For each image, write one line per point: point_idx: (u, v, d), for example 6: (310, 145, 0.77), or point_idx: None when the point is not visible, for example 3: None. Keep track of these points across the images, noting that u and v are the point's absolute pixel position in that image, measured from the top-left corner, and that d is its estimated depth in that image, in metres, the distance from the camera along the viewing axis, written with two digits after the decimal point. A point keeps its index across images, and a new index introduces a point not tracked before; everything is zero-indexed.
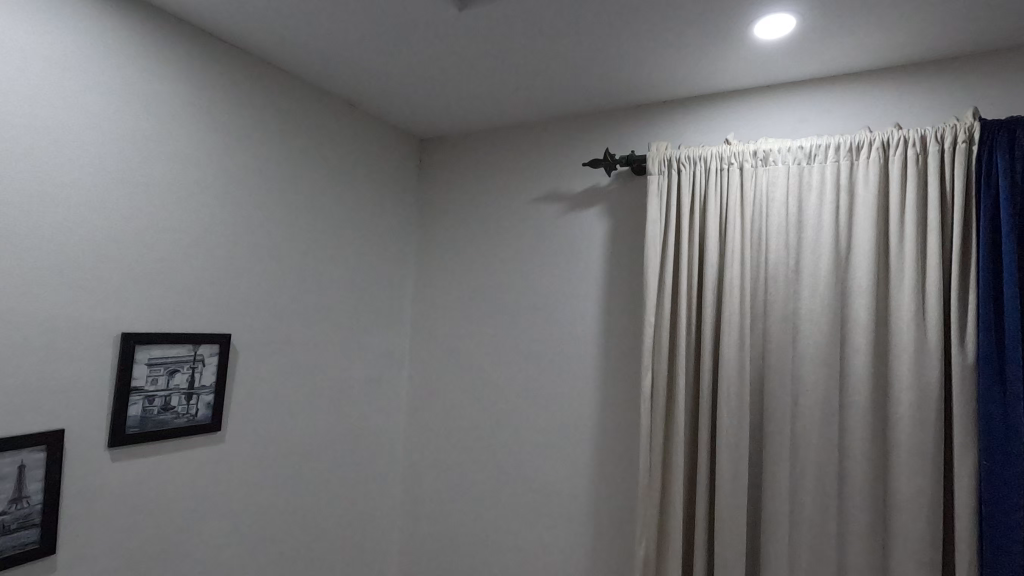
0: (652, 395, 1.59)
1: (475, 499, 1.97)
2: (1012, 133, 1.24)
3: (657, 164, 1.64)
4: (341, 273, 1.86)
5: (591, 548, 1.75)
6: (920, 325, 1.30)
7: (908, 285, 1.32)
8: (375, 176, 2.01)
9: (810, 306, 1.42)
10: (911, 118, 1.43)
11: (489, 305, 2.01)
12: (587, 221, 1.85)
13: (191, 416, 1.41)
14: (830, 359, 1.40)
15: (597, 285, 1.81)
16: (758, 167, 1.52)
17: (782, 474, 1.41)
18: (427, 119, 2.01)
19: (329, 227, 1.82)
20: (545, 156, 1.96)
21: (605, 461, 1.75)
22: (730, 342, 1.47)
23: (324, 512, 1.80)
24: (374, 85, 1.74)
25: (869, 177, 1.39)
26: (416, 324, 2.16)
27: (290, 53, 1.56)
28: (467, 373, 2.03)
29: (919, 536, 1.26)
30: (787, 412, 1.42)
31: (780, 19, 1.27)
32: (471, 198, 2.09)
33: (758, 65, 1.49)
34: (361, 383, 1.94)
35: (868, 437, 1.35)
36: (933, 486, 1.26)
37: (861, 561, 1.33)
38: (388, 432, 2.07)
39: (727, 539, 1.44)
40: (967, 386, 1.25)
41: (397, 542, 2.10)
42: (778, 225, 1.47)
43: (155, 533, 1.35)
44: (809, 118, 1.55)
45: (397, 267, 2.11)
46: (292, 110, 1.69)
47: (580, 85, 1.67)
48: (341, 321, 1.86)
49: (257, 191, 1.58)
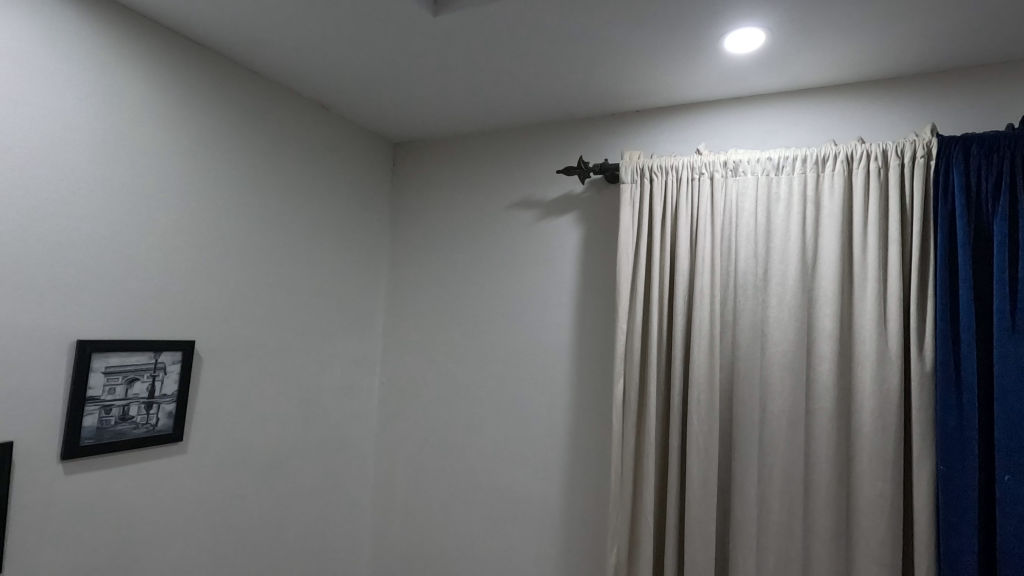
0: (623, 403, 1.60)
1: (447, 507, 1.94)
2: (967, 149, 1.29)
3: (630, 172, 1.66)
4: (312, 278, 1.83)
5: (564, 556, 1.75)
6: (883, 334, 1.33)
7: (871, 295, 1.35)
8: (347, 180, 1.98)
9: (778, 314, 1.44)
10: (874, 132, 1.47)
11: (462, 312, 2.00)
12: (561, 228, 1.85)
13: (151, 426, 1.37)
14: (796, 366, 1.42)
15: (570, 292, 1.82)
16: (728, 177, 1.54)
17: (750, 481, 1.43)
18: (401, 123, 1.99)
19: (299, 231, 1.78)
20: (519, 162, 1.95)
21: (577, 468, 1.75)
22: (700, 350, 1.49)
23: (291, 522, 1.76)
24: (347, 88, 1.72)
25: (834, 189, 1.42)
26: (388, 330, 2.14)
27: (259, 53, 1.53)
28: (440, 380, 2.01)
29: (880, 540, 1.29)
30: (756, 419, 1.44)
31: (749, 33, 1.30)
32: (445, 203, 2.07)
33: (728, 77, 1.51)
34: (331, 390, 1.91)
35: (833, 444, 1.37)
36: (894, 491, 1.29)
37: (826, 565, 1.36)
38: (359, 440, 2.03)
39: (696, 547, 1.45)
40: (926, 393, 1.28)
41: (367, 551, 2.07)
42: (747, 234, 1.50)
43: (111, 547, 1.30)
44: (777, 130, 1.58)
45: (369, 272, 2.09)
46: (262, 112, 1.66)
47: (554, 92, 1.67)
48: (310, 327, 1.83)
49: (224, 195, 1.54)
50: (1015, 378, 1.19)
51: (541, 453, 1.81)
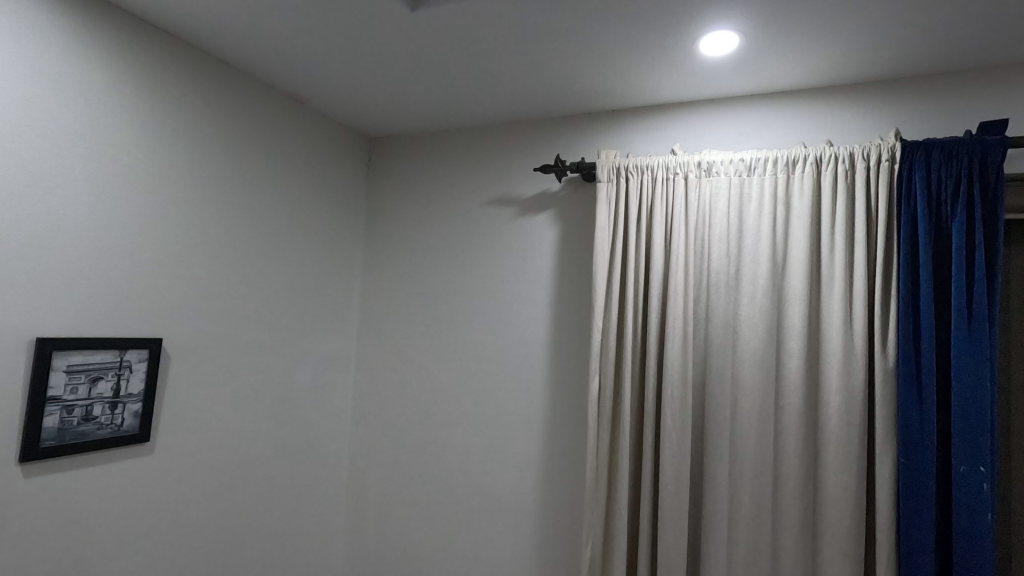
0: (598, 400, 1.61)
1: (422, 504, 1.94)
2: (929, 153, 1.34)
3: (606, 171, 1.67)
4: (284, 274, 1.80)
5: (539, 553, 1.76)
6: (848, 331, 1.38)
7: (838, 293, 1.39)
8: (322, 175, 1.95)
9: (749, 312, 1.47)
10: (841, 135, 1.52)
11: (438, 309, 1.99)
12: (537, 226, 1.86)
13: (115, 426, 1.33)
14: (766, 363, 1.45)
15: (547, 290, 1.82)
16: (701, 177, 1.57)
17: (721, 475, 1.46)
18: (376, 118, 1.96)
19: (272, 227, 1.75)
20: (496, 159, 1.95)
21: (552, 464, 1.77)
22: (673, 348, 1.51)
23: (262, 522, 1.73)
24: (321, 82, 1.69)
25: (803, 190, 1.46)
26: (363, 328, 2.11)
27: (230, 44, 1.49)
28: (415, 377, 2.00)
29: (844, 530, 1.33)
30: (727, 414, 1.47)
31: (723, 36, 1.32)
32: (421, 200, 2.06)
33: (703, 79, 1.53)
34: (304, 388, 1.88)
35: (801, 439, 1.41)
36: (858, 482, 1.34)
37: (792, 556, 1.40)
38: (333, 439, 2.01)
39: (669, 541, 1.47)
40: (889, 389, 1.33)
41: (340, 550, 2.04)
42: (720, 234, 1.53)
43: (74, 551, 1.26)
44: (749, 132, 1.61)
45: (343, 269, 2.06)
46: (234, 105, 1.62)
47: (531, 90, 1.67)
48: (283, 325, 1.79)
49: (192, 188, 1.50)
50: (972, 373, 1.24)
51: (517, 451, 1.81)
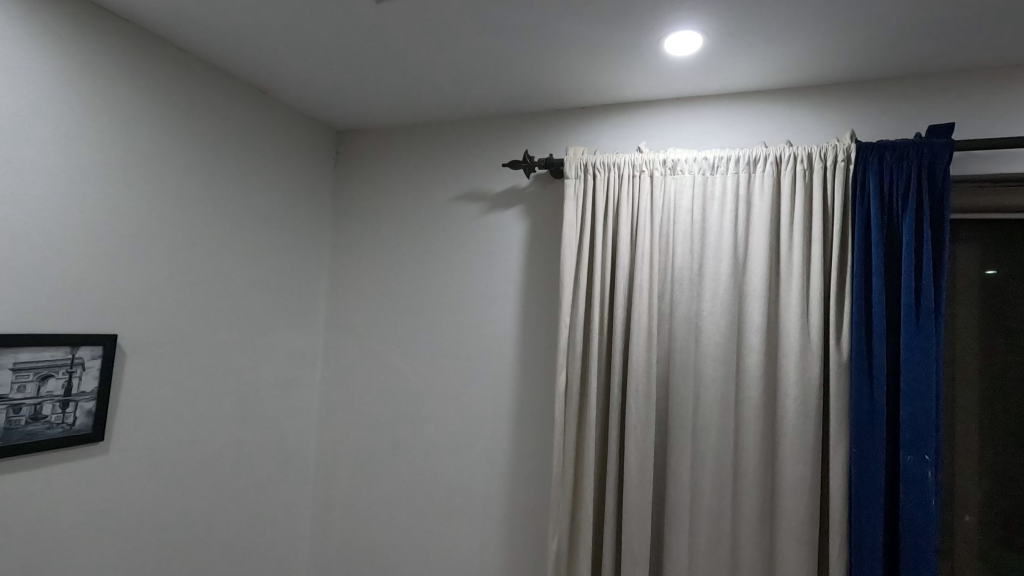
0: (565, 396, 1.63)
1: (390, 500, 1.93)
2: (882, 154, 1.39)
3: (574, 168, 1.68)
4: (248, 269, 1.76)
5: (506, 548, 1.77)
6: (805, 326, 1.42)
7: (795, 289, 1.43)
8: (287, 168, 1.91)
9: (711, 308, 1.51)
10: (800, 136, 1.56)
11: (407, 304, 1.97)
12: (506, 222, 1.86)
13: (67, 425, 1.28)
14: (728, 358, 1.49)
15: (515, 286, 1.83)
16: (666, 175, 1.59)
17: (684, 467, 1.49)
18: (343, 110, 1.93)
19: (235, 220, 1.71)
20: (465, 154, 1.94)
21: (520, 458, 1.78)
22: (638, 343, 1.54)
23: (225, 520, 1.70)
24: (285, 73, 1.66)
25: (764, 189, 1.49)
26: (330, 324, 2.08)
27: (189, 31, 1.44)
28: (383, 373, 1.98)
29: (800, 519, 1.38)
30: (690, 407, 1.51)
31: (687, 37, 1.34)
32: (389, 194, 2.04)
33: (668, 78, 1.56)
34: (268, 385, 1.85)
35: (760, 431, 1.45)
36: (813, 472, 1.38)
37: (751, 544, 1.44)
38: (299, 436, 1.98)
39: (633, 533, 1.50)
40: (843, 382, 1.38)
41: (307, 547, 2.02)
42: (684, 230, 1.55)
43: (24, 556, 1.21)
44: (713, 131, 1.64)
45: (310, 264, 2.03)
46: (194, 95, 1.58)
47: (500, 86, 1.67)
48: (245, 320, 1.76)
49: (149, 179, 1.46)
50: (919, 367, 1.30)
51: (485, 446, 1.82)
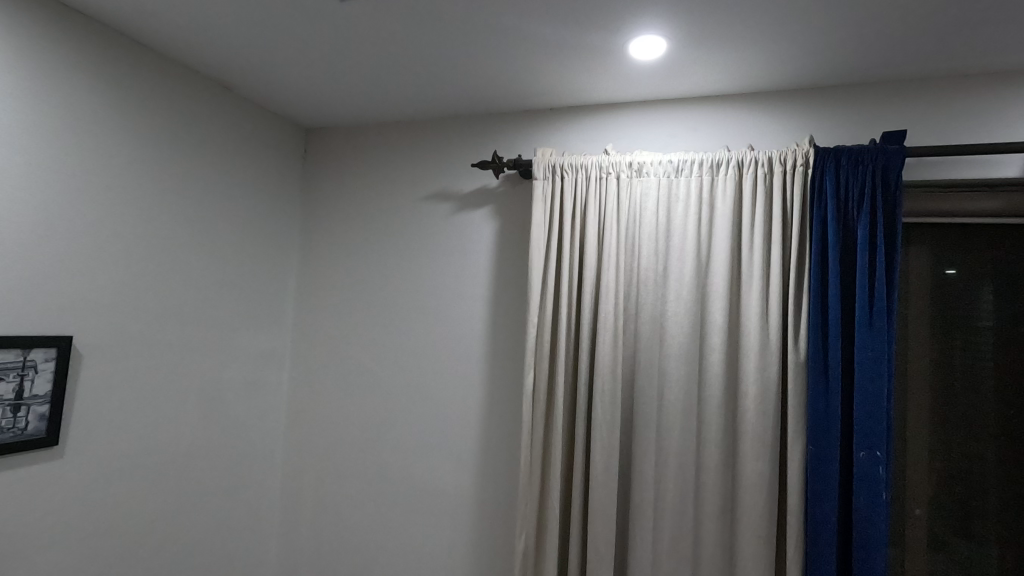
0: (533, 395, 1.64)
1: (358, 500, 1.92)
2: (838, 159, 1.42)
3: (542, 169, 1.69)
4: (212, 268, 1.73)
5: (475, 546, 1.77)
6: (764, 326, 1.45)
7: (756, 290, 1.46)
8: (254, 166, 1.89)
9: (675, 308, 1.53)
10: (762, 140, 1.59)
11: (375, 304, 1.96)
12: (475, 222, 1.86)
13: (18, 430, 1.25)
14: (691, 358, 1.52)
15: (484, 286, 1.83)
16: (632, 177, 1.61)
17: (648, 465, 1.52)
18: (310, 108, 1.91)
19: (199, 219, 1.68)
20: (435, 153, 1.94)
21: (489, 457, 1.78)
22: (605, 344, 1.56)
23: (188, 523, 1.67)
24: (249, 69, 1.63)
25: (726, 192, 1.52)
26: (298, 323, 2.06)
27: (149, 26, 1.41)
28: (352, 373, 1.97)
29: (759, 514, 1.41)
30: (655, 406, 1.53)
31: (651, 41, 1.36)
32: (358, 193, 2.02)
33: (634, 81, 1.58)
34: (234, 386, 1.82)
35: (721, 429, 1.48)
36: (771, 468, 1.42)
37: (713, 540, 1.47)
38: (266, 437, 1.96)
39: (598, 530, 1.52)
40: (800, 380, 1.41)
41: (275, 549, 2.00)
42: (650, 232, 1.58)
43: None
44: (678, 134, 1.67)
45: (277, 263, 2.00)
46: (154, 90, 1.54)
47: (468, 86, 1.67)
48: (209, 320, 1.73)
49: (108, 176, 1.42)
50: (872, 366, 1.34)
51: (453, 445, 1.82)
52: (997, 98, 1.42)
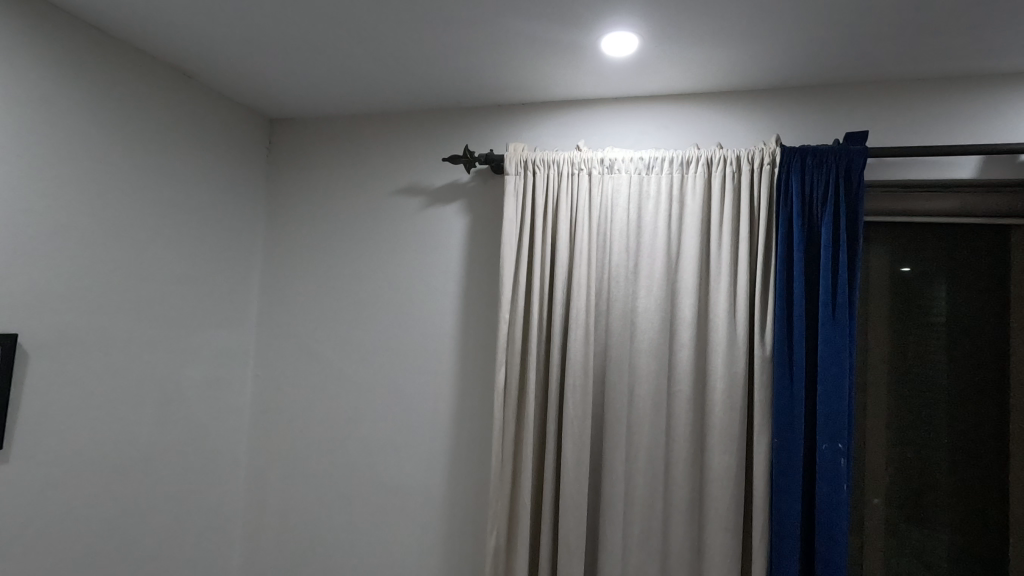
0: (504, 392, 1.63)
1: (325, 500, 1.88)
2: (803, 159, 1.46)
3: (514, 164, 1.68)
4: (171, 262, 1.67)
5: (446, 545, 1.76)
6: (732, 322, 1.48)
7: (724, 287, 1.48)
8: (215, 157, 1.82)
9: (646, 305, 1.54)
10: (730, 139, 1.61)
11: (343, 300, 1.92)
12: (446, 217, 1.84)
13: None
14: (661, 353, 1.53)
15: (455, 282, 1.81)
16: (604, 174, 1.62)
17: (618, 460, 1.53)
18: (275, 98, 1.85)
19: (157, 211, 1.61)
20: (404, 146, 1.90)
21: (459, 455, 1.77)
22: (576, 340, 1.56)
23: (146, 527, 1.61)
24: (210, 56, 1.57)
25: (696, 190, 1.54)
26: (263, 320, 2.00)
27: (103, 8, 1.34)
28: (319, 371, 1.92)
29: (726, 506, 1.44)
30: (625, 401, 1.54)
31: (623, 38, 1.36)
32: (326, 187, 1.97)
33: (606, 78, 1.58)
34: (195, 385, 1.76)
35: (690, 424, 1.50)
36: (738, 461, 1.44)
37: (681, 533, 1.49)
38: (228, 437, 1.90)
39: (569, 526, 1.52)
40: (766, 375, 1.44)
41: (238, 552, 1.95)
42: (621, 229, 1.58)
43: None
44: (649, 132, 1.68)
45: (240, 257, 1.94)
46: (108, 76, 1.46)
47: (439, 79, 1.64)
48: (168, 316, 1.66)
49: (57, 166, 1.35)
50: (834, 361, 1.38)
51: (424, 443, 1.80)
52: (954, 102, 1.47)
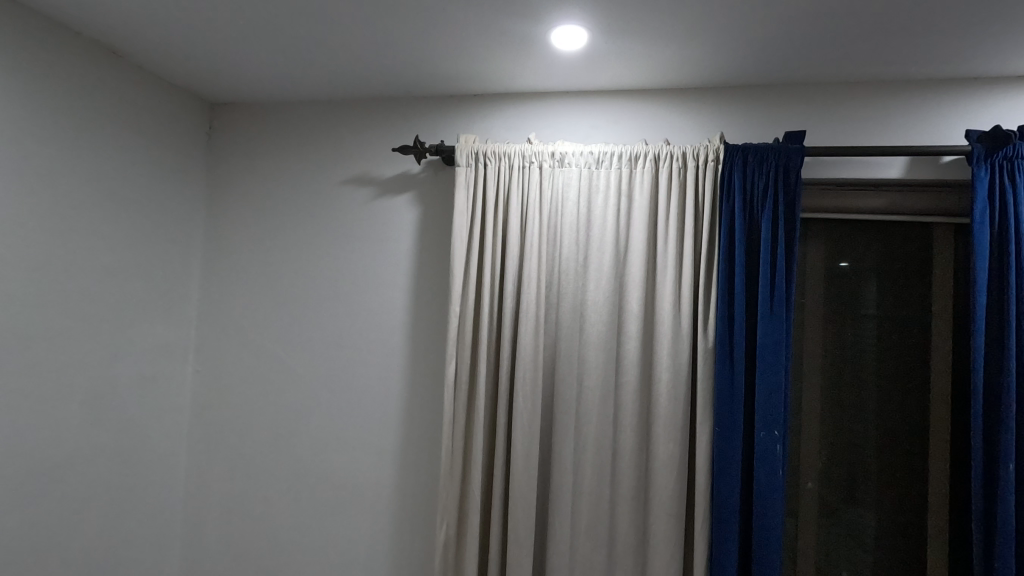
0: (455, 385, 1.62)
1: (271, 498, 1.83)
2: (744, 156, 1.50)
3: (465, 155, 1.66)
4: (104, 252, 1.58)
5: (396, 540, 1.74)
6: (676, 314, 1.52)
7: (669, 280, 1.52)
8: (152, 142, 1.72)
9: (594, 297, 1.56)
10: (676, 135, 1.65)
11: (290, 292, 1.86)
12: (396, 208, 1.81)
13: None
14: (608, 345, 1.56)
15: (405, 274, 1.79)
16: (555, 167, 1.62)
17: (567, 451, 1.55)
18: (216, 81, 1.77)
19: (88, 199, 1.52)
20: (353, 135, 1.86)
21: (409, 448, 1.75)
22: (526, 333, 1.56)
23: (80, 531, 1.53)
24: (145, 36, 1.48)
25: (643, 185, 1.56)
26: (204, 314, 1.92)
27: None
28: (264, 365, 1.86)
29: (669, 494, 1.48)
30: (574, 393, 1.56)
31: (574, 32, 1.36)
32: (270, 174, 1.90)
33: (557, 71, 1.58)
34: (131, 381, 1.68)
35: (636, 414, 1.53)
36: (681, 450, 1.49)
37: (627, 520, 1.52)
38: (166, 435, 1.82)
39: (519, 518, 1.53)
40: (708, 365, 1.49)
41: (178, 554, 1.87)
42: (571, 222, 1.59)
43: None
44: (599, 126, 1.69)
45: (179, 248, 1.85)
46: (31, 52, 1.36)
47: (389, 67, 1.60)
48: (101, 309, 1.58)
49: None
50: (772, 352, 1.43)
51: (373, 438, 1.78)
52: (885, 105, 1.55)
